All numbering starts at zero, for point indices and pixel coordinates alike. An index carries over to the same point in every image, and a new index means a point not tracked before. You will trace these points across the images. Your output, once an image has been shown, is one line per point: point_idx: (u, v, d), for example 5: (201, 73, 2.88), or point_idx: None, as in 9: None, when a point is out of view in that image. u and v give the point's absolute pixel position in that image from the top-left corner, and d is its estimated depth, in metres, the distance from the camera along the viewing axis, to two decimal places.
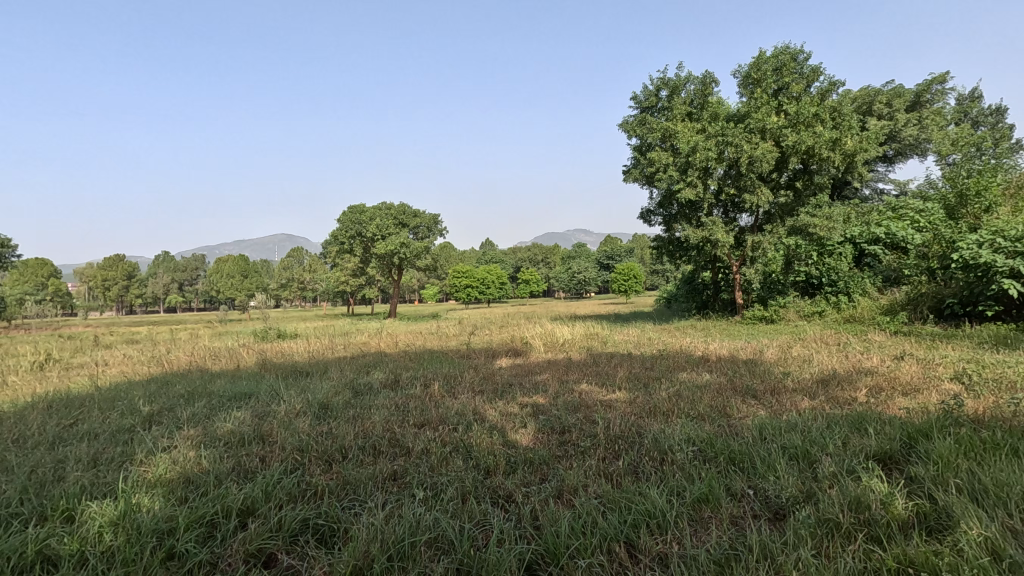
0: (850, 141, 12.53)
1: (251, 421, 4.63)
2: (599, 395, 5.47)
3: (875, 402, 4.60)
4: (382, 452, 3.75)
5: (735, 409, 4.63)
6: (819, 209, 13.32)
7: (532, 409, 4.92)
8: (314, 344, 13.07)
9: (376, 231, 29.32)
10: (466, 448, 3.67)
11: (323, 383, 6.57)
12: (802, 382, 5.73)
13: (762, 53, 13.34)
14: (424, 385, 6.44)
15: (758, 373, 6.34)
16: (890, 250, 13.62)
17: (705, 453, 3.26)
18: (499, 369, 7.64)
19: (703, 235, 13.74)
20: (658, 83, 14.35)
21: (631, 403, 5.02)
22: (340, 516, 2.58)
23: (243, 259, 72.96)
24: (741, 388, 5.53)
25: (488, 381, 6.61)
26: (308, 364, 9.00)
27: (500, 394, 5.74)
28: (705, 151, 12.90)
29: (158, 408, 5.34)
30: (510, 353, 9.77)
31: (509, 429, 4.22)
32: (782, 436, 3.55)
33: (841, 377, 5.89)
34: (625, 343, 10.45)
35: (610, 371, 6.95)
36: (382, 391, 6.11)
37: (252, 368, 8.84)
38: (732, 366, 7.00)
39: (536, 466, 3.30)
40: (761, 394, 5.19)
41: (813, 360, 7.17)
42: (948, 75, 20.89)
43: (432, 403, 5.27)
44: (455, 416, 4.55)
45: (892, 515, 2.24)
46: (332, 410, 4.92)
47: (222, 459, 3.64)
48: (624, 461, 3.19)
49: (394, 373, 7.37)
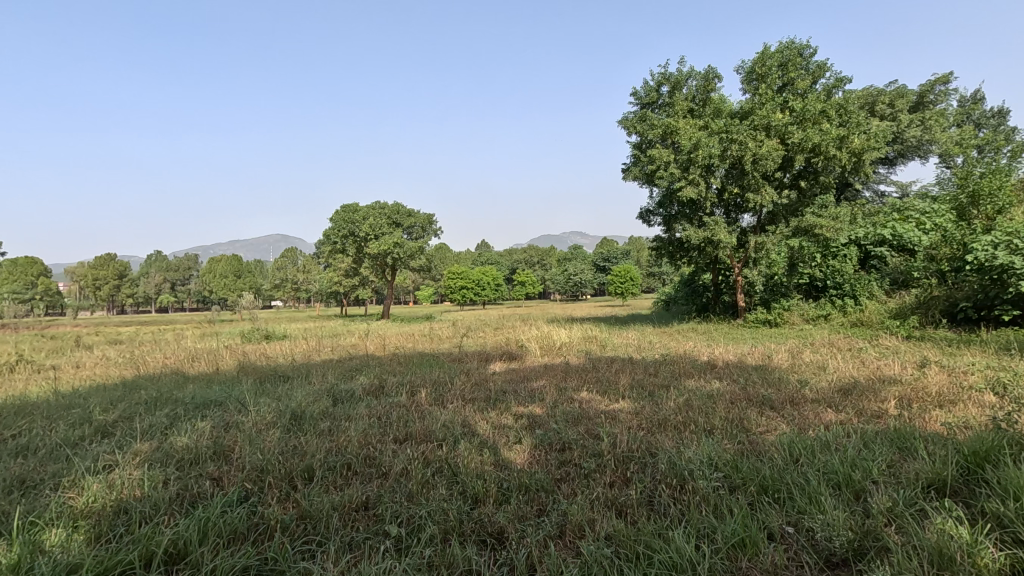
0: (858, 138, 12.06)
1: (212, 434, 4.12)
2: (601, 405, 4.96)
3: (910, 417, 4.12)
4: (357, 473, 3.25)
5: (753, 423, 4.15)
6: (825, 209, 12.87)
7: (528, 422, 4.42)
8: (300, 346, 12.50)
9: (369, 231, 28.76)
10: (452, 469, 3.17)
11: (302, 389, 6.04)
12: (822, 392, 5.26)
13: (767, 48, 12.94)
14: (411, 391, 5.94)
15: (772, 382, 5.84)
16: (896, 251, 13.22)
17: (732, 478, 2.78)
18: (492, 375, 7.11)
19: (705, 235, 13.28)
20: (659, 78, 13.90)
21: (637, 415, 4.53)
22: (292, 565, 2.10)
23: (237, 259, 72.25)
24: (756, 398, 5.04)
25: (481, 388, 6.09)
26: (290, 368, 8.46)
27: (493, 404, 5.24)
28: (708, 148, 12.45)
29: (114, 418, 4.81)
30: (504, 357, 9.25)
31: (502, 445, 3.73)
32: (816, 457, 3.09)
33: (865, 386, 5.42)
34: (625, 347, 9.96)
35: (612, 378, 6.45)
36: (365, 398, 5.59)
37: (230, 372, 8.29)
38: (742, 372, 6.53)
39: (533, 493, 2.81)
40: (780, 406, 4.71)
41: (829, 367, 6.69)
42: (952, 74, 20.56)
43: (418, 414, 4.77)
44: (443, 431, 4.04)
45: (983, 570, 1.78)
46: (307, 422, 4.40)
47: (168, 482, 3.14)
48: (636, 489, 2.71)
49: (379, 379, 6.83)
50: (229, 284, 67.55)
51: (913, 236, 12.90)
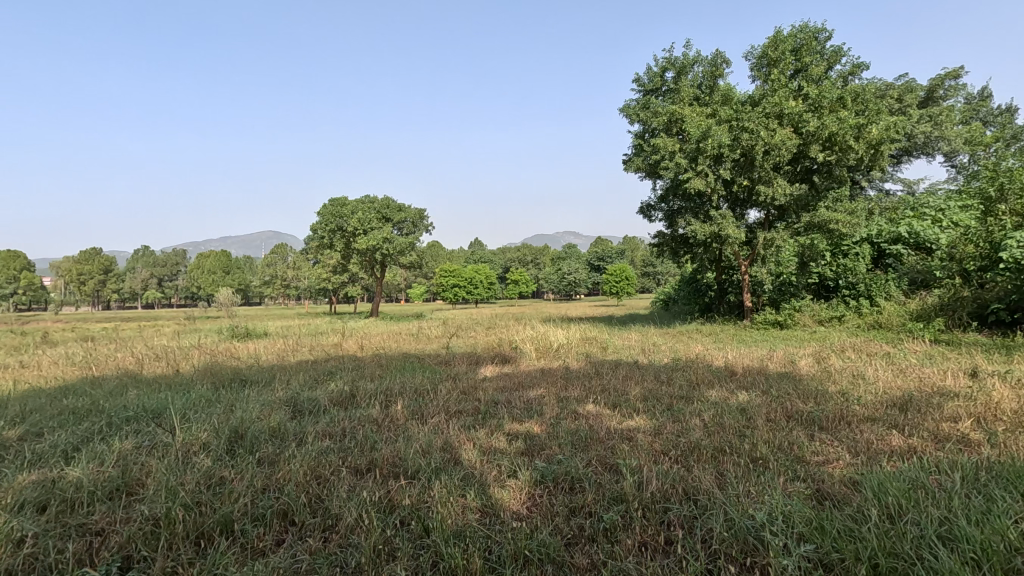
0: (878, 127, 11.25)
1: (123, 462, 3.22)
2: (613, 423, 4.10)
3: (1004, 443, 3.28)
4: (295, 528, 2.39)
5: (806, 451, 3.31)
6: (839, 203, 12.07)
7: (524, 446, 3.55)
8: (275, 345, 11.52)
9: (358, 225, 27.84)
10: (423, 525, 2.32)
11: (258, 399, 5.12)
12: (872, 407, 4.43)
13: (779, 31, 12.16)
14: (386, 401, 5.06)
15: (808, 393, 4.98)
16: (912, 250, 12.47)
17: (822, 548, 1.95)
18: (481, 382, 6.19)
19: (712, 230, 12.45)
20: (664, 63, 13.06)
21: (659, 437, 3.66)
22: None
23: (225, 255, 70.79)
24: (797, 415, 4.19)
25: (468, 398, 5.19)
26: (256, 371, 7.52)
27: (482, 419, 4.37)
28: (718, 137, 11.60)
29: (13, 435, 3.88)
30: (495, 360, 8.34)
31: (493, 483, 2.86)
32: (925, 509, 2.25)
33: (922, 400, 4.58)
34: (629, 350, 9.08)
35: (620, 387, 5.55)
36: (329, 411, 4.71)
37: (187, 376, 7.33)
38: (769, 381, 5.68)
39: (534, 569, 1.98)
40: (830, 426, 3.87)
41: (867, 376, 5.84)
42: (961, 68, 19.92)
43: (390, 434, 3.90)
44: (416, 458, 3.17)
45: None
46: (248, 445, 3.50)
47: (24, 538, 2.25)
48: (686, 568, 1.89)
49: (351, 386, 5.90)
50: (217, 280, 66.30)
51: (930, 233, 12.17)
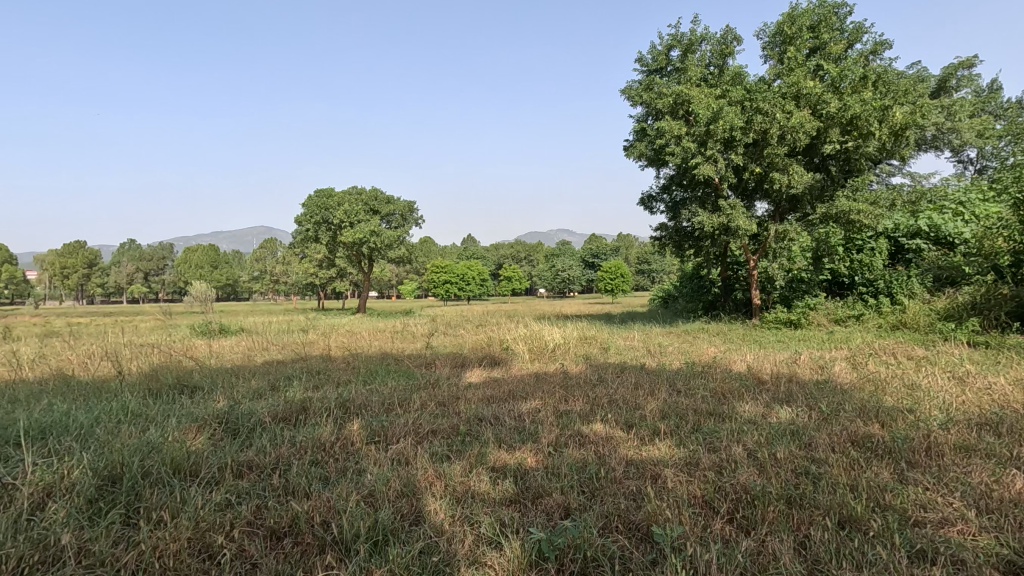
0: (902, 110, 10.32)
1: None
2: (630, 453, 3.11)
3: None
4: None
5: (910, 504, 2.35)
6: (858, 193, 11.12)
7: (515, 491, 2.57)
8: (241, 344, 10.44)
9: (343, 218, 26.68)
10: None
11: (184, 412, 4.10)
12: (956, 430, 3.48)
13: (795, 7, 11.23)
14: (343, 417, 4.07)
15: (866, 410, 4.02)
16: (933, 245, 11.64)
17: None
18: (464, 390, 5.20)
19: (720, 222, 11.45)
20: (670, 40, 12.08)
21: (699, 477, 2.68)
22: None
23: (213, 249, 69.41)
24: (869, 443, 3.22)
25: (446, 415, 4.18)
26: (207, 374, 6.50)
27: (459, 444, 3.38)
28: (730, 119, 10.61)
29: None
30: (483, 362, 7.32)
31: (465, 568, 1.88)
32: None
33: (1016, 421, 3.62)
34: (633, 352, 8.08)
35: (632, 400, 4.56)
36: (268, 431, 3.69)
37: (124, 380, 6.28)
38: (810, 393, 4.71)
39: None
40: (920, 461, 2.90)
41: (922, 386, 4.89)
42: (975, 57, 19.13)
43: (335, 470, 2.90)
44: (358, 516, 2.18)
45: None
46: (127, 491, 2.50)
47: None
48: None
49: (308, 395, 4.88)
50: (204, 275, 64.86)
51: (952, 227, 11.33)
